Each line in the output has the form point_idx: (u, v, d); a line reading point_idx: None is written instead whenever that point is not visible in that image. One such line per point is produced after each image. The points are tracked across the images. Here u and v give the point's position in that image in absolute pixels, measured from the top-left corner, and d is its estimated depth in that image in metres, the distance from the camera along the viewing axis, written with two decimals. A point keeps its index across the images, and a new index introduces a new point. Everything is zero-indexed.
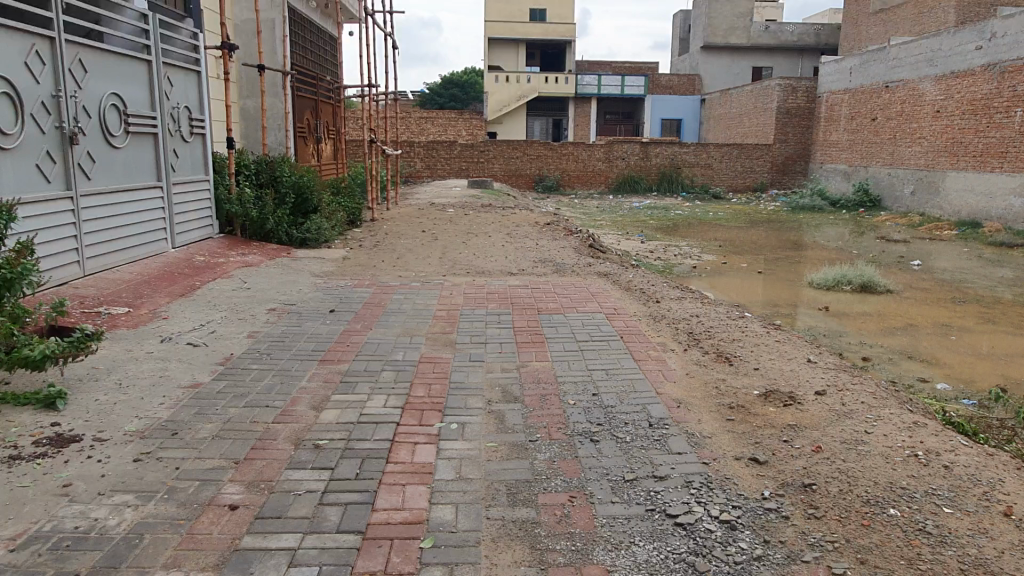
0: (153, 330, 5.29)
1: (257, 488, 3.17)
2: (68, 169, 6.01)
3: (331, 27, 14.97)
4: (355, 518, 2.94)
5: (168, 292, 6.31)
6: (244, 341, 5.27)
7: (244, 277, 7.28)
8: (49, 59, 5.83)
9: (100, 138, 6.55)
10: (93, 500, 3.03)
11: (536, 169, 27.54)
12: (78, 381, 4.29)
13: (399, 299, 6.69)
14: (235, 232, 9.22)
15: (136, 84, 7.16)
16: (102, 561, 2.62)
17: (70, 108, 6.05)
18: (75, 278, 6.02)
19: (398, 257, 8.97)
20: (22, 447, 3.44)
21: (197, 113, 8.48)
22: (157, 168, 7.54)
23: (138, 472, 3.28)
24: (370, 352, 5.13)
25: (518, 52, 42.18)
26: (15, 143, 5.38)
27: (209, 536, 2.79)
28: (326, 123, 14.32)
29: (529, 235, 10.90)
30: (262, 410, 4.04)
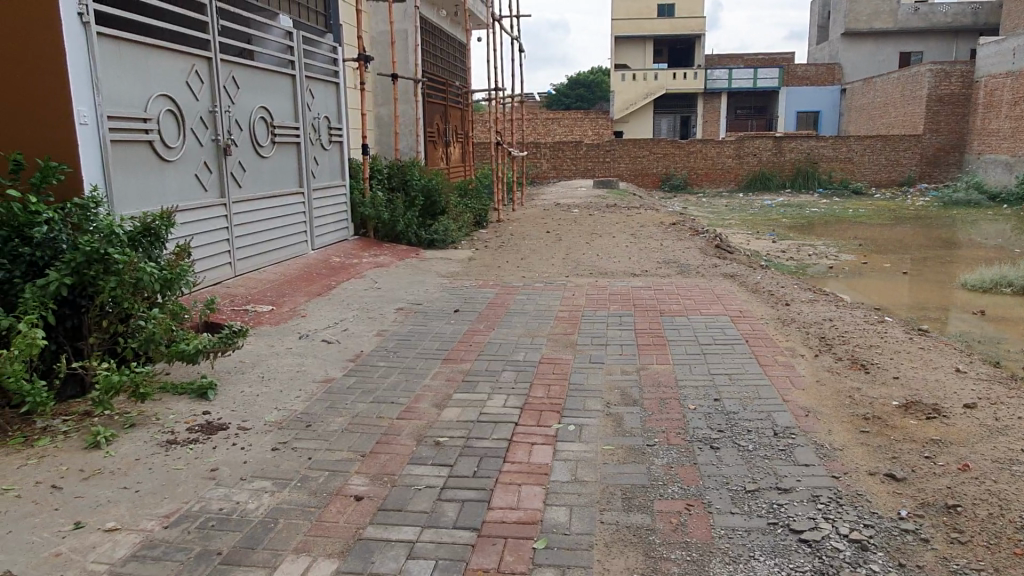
0: (293, 328, 5.66)
1: (381, 481, 3.32)
2: (221, 178, 6.54)
3: (459, 34, 15.34)
4: (472, 515, 3.01)
5: (307, 292, 6.71)
6: (374, 338, 5.52)
7: (375, 276, 7.62)
8: (206, 77, 6.34)
9: (251, 149, 7.07)
10: (235, 485, 3.29)
11: (663, 168, 26.99)
12: (227, 373, 4.67)
13: (522, 300, 6.78)
14: (368, 234, 9.63)
15: (282, 97, 7.66)
16: (241, 542, 2.84)
17: (224, 122, 6.57)
18: (227, 278, 6.56)
19: (522, 258, 9.08)
20: (177, 433, 3.79)
21: (336, 123, 8.97)
22: (299, 175, 8.05)
23: (275, 460, 3.53)
24: (492, 352, 5.23)
25: (645, 49, 41.51)
26: (177, 156, 5.91)
27: (336, 525, 2.96)
28: (455, 127, 14.75)
29: (654, 236, 10.71)
30: (388, 405, 4.23)
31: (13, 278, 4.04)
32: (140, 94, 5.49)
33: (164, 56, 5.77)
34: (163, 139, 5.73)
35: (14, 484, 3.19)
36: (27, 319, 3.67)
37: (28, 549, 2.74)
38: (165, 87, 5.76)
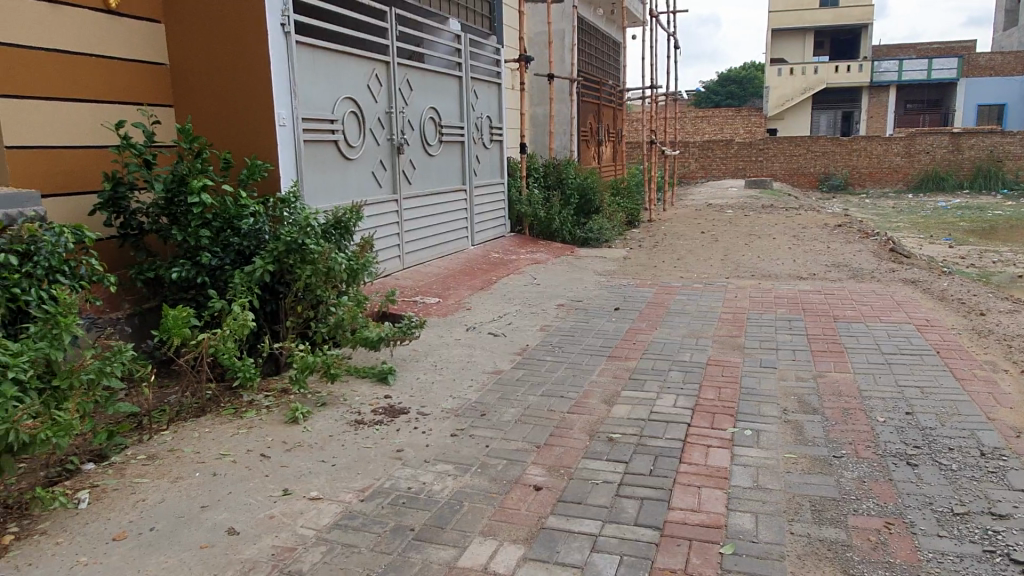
0: (460, 319, 5.85)
1: (557, 473, 3.37)
2: (394, 175, 6.89)
3: (616, 33, 15.29)
4: (653, 513, 2.99)
5: (471, 285, 6.92)
6: (538, 333, 5.60)
7: (533, 273, 7.73)
8: (385, 80, 6.69)
9: (420, 148, 7.38)
10: (421, 466, 3.45)
11: (822, 167, 25.53)
12: (403, 360, 4.91)
13: (682, 301, 6.64)
14: (523, 231, 9.80)
15: (449, 98, 7.93)
16: (431, 520, 2.98)
17: (399, 122, 6.91)
18: (397, 270, 6.92)
19: (679, 258, 8.89)
20: (364, 414, 4.03)
21: (497, 123, 9.17)
22: (463, 173, 8.30)
23: (455, 446, 3.67)
24: (657, 351, 5.16)
25: (804, 42, 39.44)
26: (357, 154, 6.29)
27: (519, 512, 3.03)
28: (608, 126, 14.71)
29: (820, 238, 10.15)
30: (557, 399, 4.27)
31: (224, 265, 4.49)
32: (329, 97, 5.88)
33: (349, 61, 6.15)
34: (346, 138, 6.12)
35: (229, 451, 3.54)
36: (238, 302, 4.05)
37: (248, 509, 3.03)
38: (349, 90, 6.14)
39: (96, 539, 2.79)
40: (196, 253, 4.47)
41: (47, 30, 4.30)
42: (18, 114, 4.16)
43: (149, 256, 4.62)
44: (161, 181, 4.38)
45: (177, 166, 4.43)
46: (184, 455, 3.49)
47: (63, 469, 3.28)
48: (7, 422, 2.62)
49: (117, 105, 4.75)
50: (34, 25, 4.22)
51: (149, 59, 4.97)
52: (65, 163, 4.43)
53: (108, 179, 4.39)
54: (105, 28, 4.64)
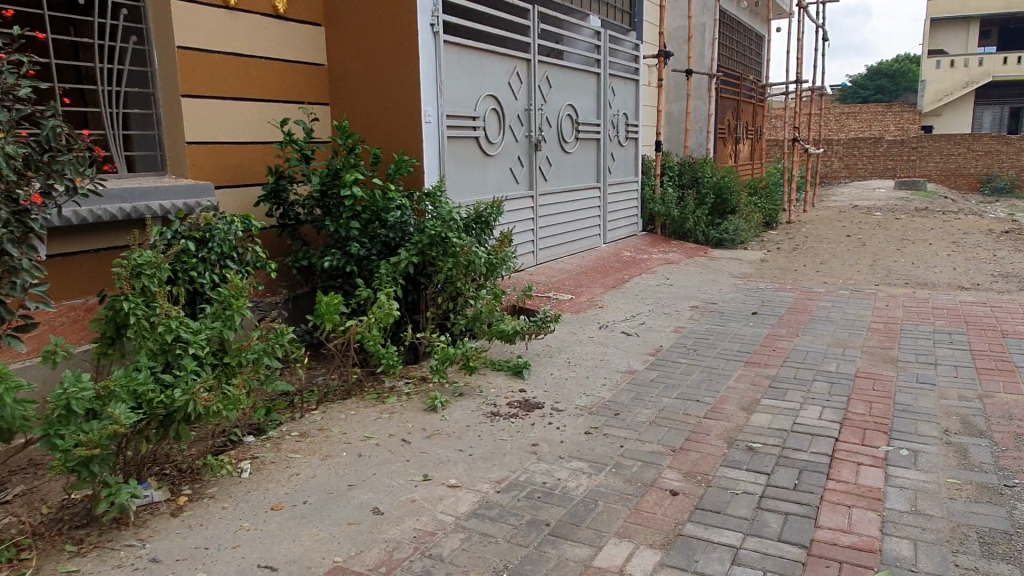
0: (593, 317, 5.84)
1: (694, 479, 3.29)
2: (531, 172, 6.96)
3: (759, 26, 14.72)
4: (798, 530, 2.85)
5: (602, 283, 6.89)
6: (672, 335, 5.49)
7: (666, 273, 7.59)
8: (525, 78, 6.77)
9: (557, 144, 7.41)
10: (555, 462, 3.47)
11: (984, 168, 23.48)
12: (536, 355, 4.96)
13: (827, 307, 6.29)
14: (656, 230, 9.64)
15: (587, 95, 7.91)
16: (566, 517, 2.99)
17: (537, 119, 6.97)
18: (530, 266, 7.00)
19: (822, 262, 8.45)
20: (499, 406, 4.11)
21: (633, 120, 9.05)
22: (597, 170, 8.27)
23: (590, 444, 3.66)
24: (799, 360, 4.92)
25: (968, 31, 36.33)
26: (496, 151, 6.41)
27: (655, 516, 2.99)
28: (747, 123, 14.18)
29: (984, 245, 9.32)
30: (694, 403, 4.17)
31: (371, 255, 4.70)
32: (472, 95, 6.02)
33: (492, 60, 6.27)
34: (487, 135, 6.25)
35: (373, 434, 3.71)
36: (385, 292, 4.23)
37: (390, 491, 3.16)
38: (491, 88, 6.26)
39: (256, 507, 3.01)
40: (346, 243, 4.70)
41: (224, 35, 4.66)
42: (198, 112, 4.55)
43: (304, 245, 4.92)
44: (318, 175, 4.66)
45: (332, 160, 4.68)
46: (332, 435, 3.70)
47: (227, 440, 3.58)
48: (186, 394, 2.87)
49: (280, 103, 5.08)
50: (212, 30, 4.59)
51: (310, 59, 5.28)
52: (235, 157, 4.81)
53: (271, 172, 4.73)
54: (273, 31, 4.97)
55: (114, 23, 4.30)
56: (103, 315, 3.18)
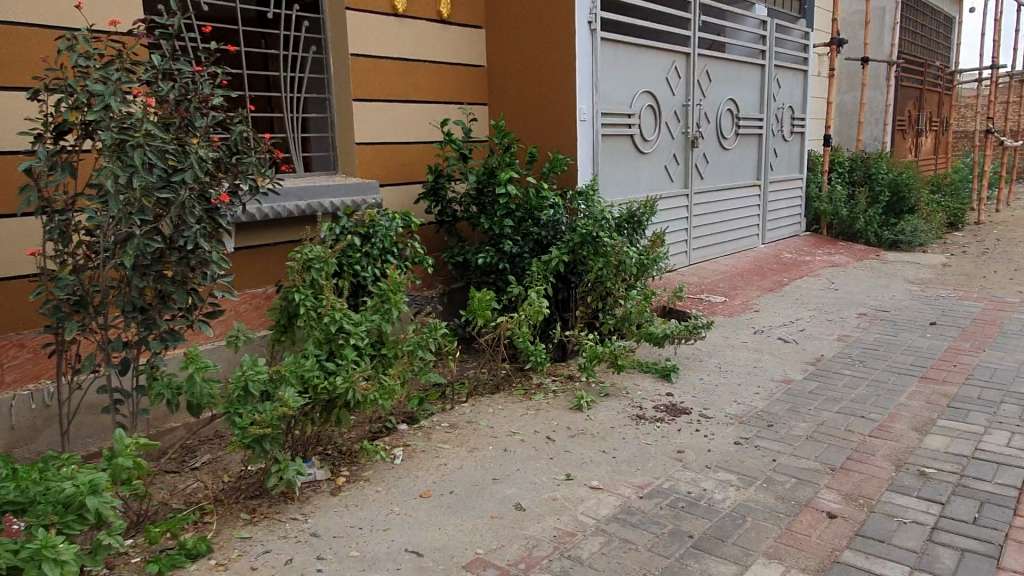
0: (747, 321, 5.59)
1: (855, 502, 3.07)
2: (687, 169, 6.77)
3: (950, 8, 13.40)
4: (976, 570, 2.58)
5: (760, 286, 6.58)
6: (835, 344, 5.14)
7: (831, 276, 7.11)
8: (684, 72, 6.59)
9: (715, 141, 7.15)
10: (702, 471, 3.36)
11: None
12: (686, 359, 4.82)
13: (1021, 320, 5.62)
14: (821, 231, 9.06)
15: (750, 88, 7.56)
16: (711, 530, 2.88)
17: (695, 114, 6.76)
18: (683, 266, 6.83)
19: (1017, 269, 7.55)
20: (646, 409, 4.04)
21: (800, 113, 8.55)
22: (758, 167, 7.89)
23: (739, 455, 3.51)
24: (985, 378, 4.44)
25: None
26: (651, 148, 6.29)
27: (809, 539, 2.81)
28: (931, 114, 12.96)
29: None
30: (858, 419, 3.88)
31: (523, 253, 4.78)
32: (628, 92, 5.95)
33: (650, 55, 6.15)
34: (642, 132, 6.16)
35: (519, 429, 3.78)
36: (535, 289, 4.28)
37: (533, 488, 3.21)
38: (648, 83, 6.15)
39: (406, 493, 3.16)
40: (500, 240, 4.81)
41: (390, 41, 4.92)
42: (365, 116, 4.84)
43: (460, 242, 5.09)
44: (475, 174, 4.82)
45: (489, 159, 4.82)
46: (480, 428, 3.80)
47: (383, 426, 3.79)
48: (348, 382, 3.07)
49: (440, 104, 5.29)
50: (380, 37, 4.86)
51: (469, 60, 5.45)
52: (399, 157, 5.07)
53: (431, 171, 4.94)
54: (435, 35, 5.19)
55: (297, 34, 4.63)
56: (278, 305, 3.48)
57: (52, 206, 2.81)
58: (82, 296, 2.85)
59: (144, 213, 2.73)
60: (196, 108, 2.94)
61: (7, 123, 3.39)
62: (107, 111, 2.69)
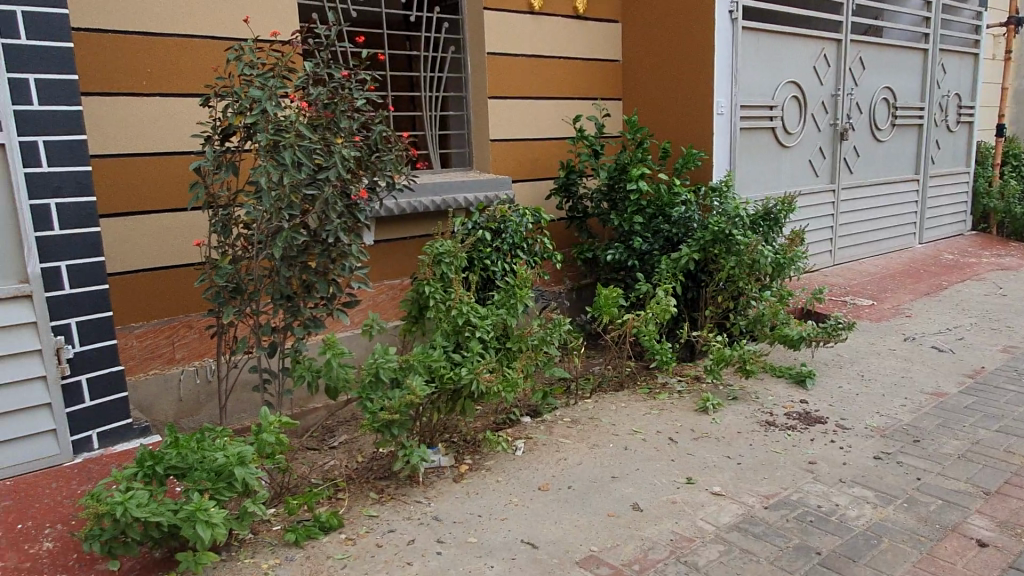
0: (896, 327, 5.20)
1: (1011, 531, 2.79)
2: (834, 163, 6.39)
3: None
4: None
5: (914, 289, 6.09)
6: (998, 355, 4.67)
7: (999, 280, 6.47)
8: (834, 60, 6.20)
9: (868, 133, 6.69)
10: (834, 485, 3.18)
11: None
12: (825, 365, 4.56)
13: None
14: (989, 230, 8.26)
15: (909, 75, 7.00)
16: (841, 549, 2.73)
17: (846, 105, 6.35)
18: (826, 266, 6.47)
19: None
20: (776, 416, 3.88)
21: (969, 101, 7.81)
22: (917, 161, 7.30)
23: (878, 471, 3.29)
24: None
25: None
26: (794, 141, 5.99)
27: (953, 567, 2.60)
28: None
29: None
30: (1020, 440, 3.52)
31: (653, 250, 4.70)
32: (770, 83, 5.69)
33: (796, 43, 5.85)
34: (785, 125, 5.87)
35: (641, 429, 3.74)
36: (663, 287, 4.22)
37: (653, 489, 3.17)
38: (793, 73, 5.85)
39: (525, 484, 3.22)
40: (630, 237, 4.77)
41: (526, 39, 5.00)
42: (501, 113, 4.94)
43: (590, 237, 5.09)
44: (606, 169, 4.81)
45: (620, 155, 4.80)
46: (602, 425, 3.80)
47: (507, 417, 3.88)
48: (472, 373, 3.17)
49: (572, 100, 5.32)
50: (516, 36, 4.94)
51: (602, 55, 5.43)
52: (532, 153, 5.14)
53: (563, 167, 4.97)
54: (570, 31, 5.21)
55: (438, 36, 4.80)
56: (410, 296, 3.64)
57: (217, 202, 3.09)
58: (238, 284, 3.14)
59: (292, 208, 2.95)
60: (342, 110, 3.11)
61: (179, 126, 3.76)
62: (264, 115, 2.93)
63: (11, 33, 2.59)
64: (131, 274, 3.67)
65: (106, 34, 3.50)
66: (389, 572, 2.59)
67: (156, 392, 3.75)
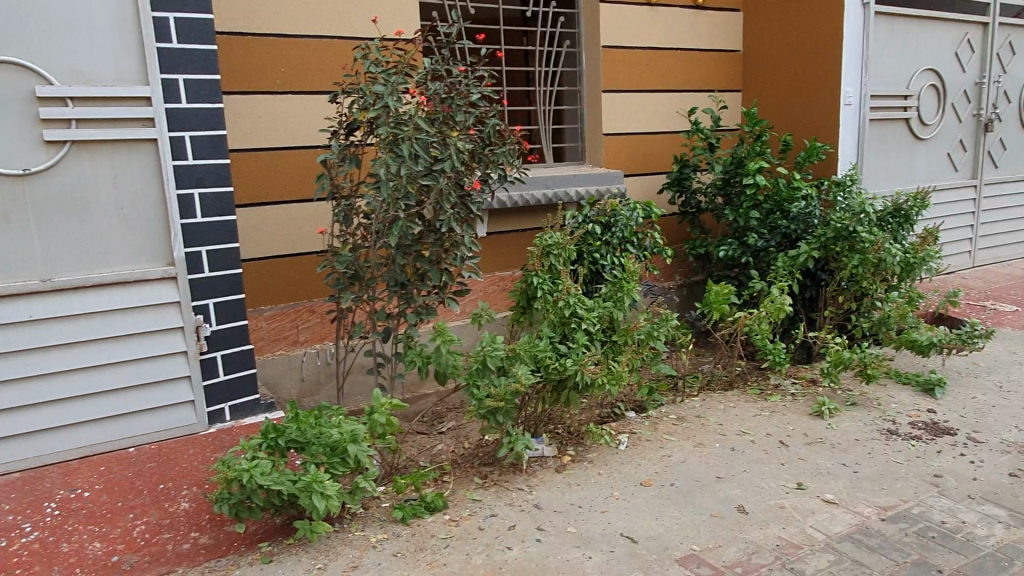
0: None
1: None
2: (977, 158, 5.93)
3: None
4: None
5: None
6: None
7: None
8: (979, 46, 5.74)
9: (1017, 124, 6.16)
10: (962, 501, 2.97)
11: None
12: (957, 373, 4.26)
13: None
14: None
15: None
16: (967, 569, 2.55)
17: (992, 93, 5.87)
18: (965, 270, 6.02)
19: None
20: (899, 424, 3.66)
21: None
22: None
23: (1013, 489, 3.04)
24: None
25: None
26: (931, 134, 5.60)
27: None
28: None
29: None
30: None
31: (769, 247, 4.54)
32: (905, 71, 5.34)
33: (935, 28, 5.46)
34: (920, 116, 5.51)
35: (750, 430, 3.64)
36: (778, 285, 4.07)
37: (760, 492, 3.08)
38: (931, 60, 5.47)
39: (628, 479, 3.21)
40: (745, 233, 4.64)
41: (642, 30, 4.94)
42: (615, 106, 4.91)
43: (703, 233, 4.98)
44: (721, 163, 4.70)
45: (737, 149, 4.69)
46: (708, 424, 3.73)
47: (612, 412, 3.88)
48: (577, 364, 3.18)
49: (688, 92, 5.21)
50: (632, 28, 4.90)
51: (721, 46, 5.29)
52: (645, 147, 5.09)
53: (677, 161, 4.88)
54: (687, 22, 5.11)
55: (554, 30, 4.82)
56: (519, 286, 3.70)
57: (340, 192, 3.26)
58: (356, 271, 3.28)
59: (409, 199, 3.08)
60: (458, 105, 3.19)
61: (308, 122, 3.99)
62: (385, 109, 3.06)
63: (164, 37, 2.85)
64: (262, 261, 3.94)
65: (245, 37, 3.76)
66: (489, 554, 2.66)
67: (281, 372, 4.02)
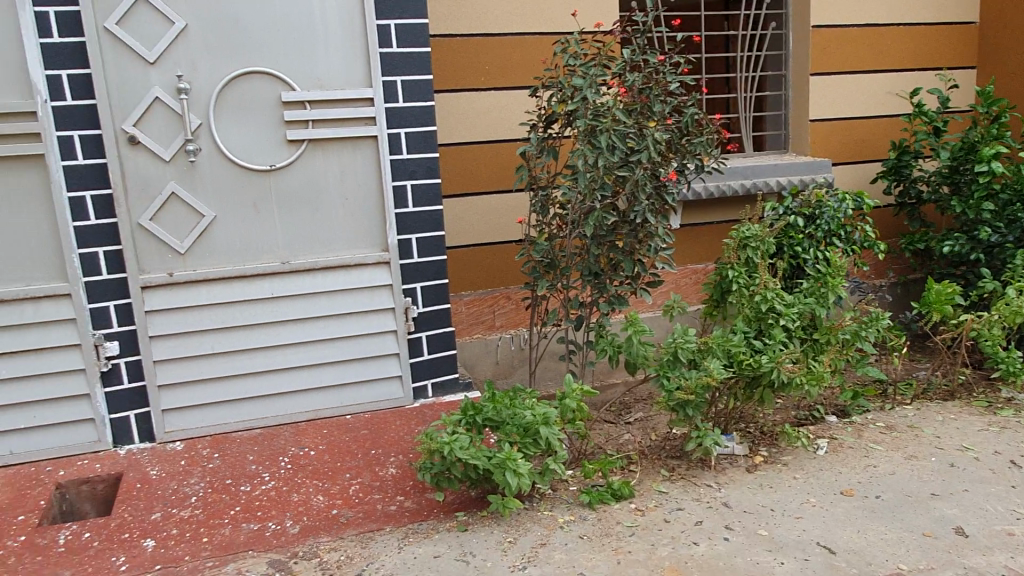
0: None
1: None
2: None
3: None
4: None
5: None
6: None
7: None
8: None
9: None
10: None
11: None
12: None
13: None
14: None
15: None
16: None
17: None
18: None
19: None
20: None
21: None
22: None
23: None
24: None
25: None
26: None
27: None
28: None
29: None
30: None
31: (1006, 243, 4.03)
32: None
33: None
34: None
35: (973, 446, 3.30)
36: (1017, 285, 3.58)
37: (983, 515, 2.79)
38: None
39: (826, 486, 3.04)
40: (975, 227, 4.18)
41: (859, 7, 4.59)
42: (825, 89, 4.61)
43: (922, 226, 4.53)
44: (948, 149, 4.27)
45: (968, 132, 4.25)
46: (923, 436, 3.42)
47: (810, 415, 3.69)
48: (774, 362, 3.06)
49: (910, 72, 4.77)
50: (848, 5, 4.56)
51: (952, 20, 4.78)
52: (857, 133, 4.74)
53: (894, 148, 4.49)
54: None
55: (758, 12, 4.61)
56: (713, 280, 3.61)
57: (537, 183, 3.37)
58: (552, 260, 3.38)
59: (604, 189, 3.14)
60: (656, 95, 3.17)
61: (509, 116, 4.16)
62: (584, 102, 3.12)
63: (386, 42, 3.11)
64: (464, 249, 4.20)
65: (454, 38, 4.00)
66: (675, 548, 2.65)
67: (478, 354, 4.27)
